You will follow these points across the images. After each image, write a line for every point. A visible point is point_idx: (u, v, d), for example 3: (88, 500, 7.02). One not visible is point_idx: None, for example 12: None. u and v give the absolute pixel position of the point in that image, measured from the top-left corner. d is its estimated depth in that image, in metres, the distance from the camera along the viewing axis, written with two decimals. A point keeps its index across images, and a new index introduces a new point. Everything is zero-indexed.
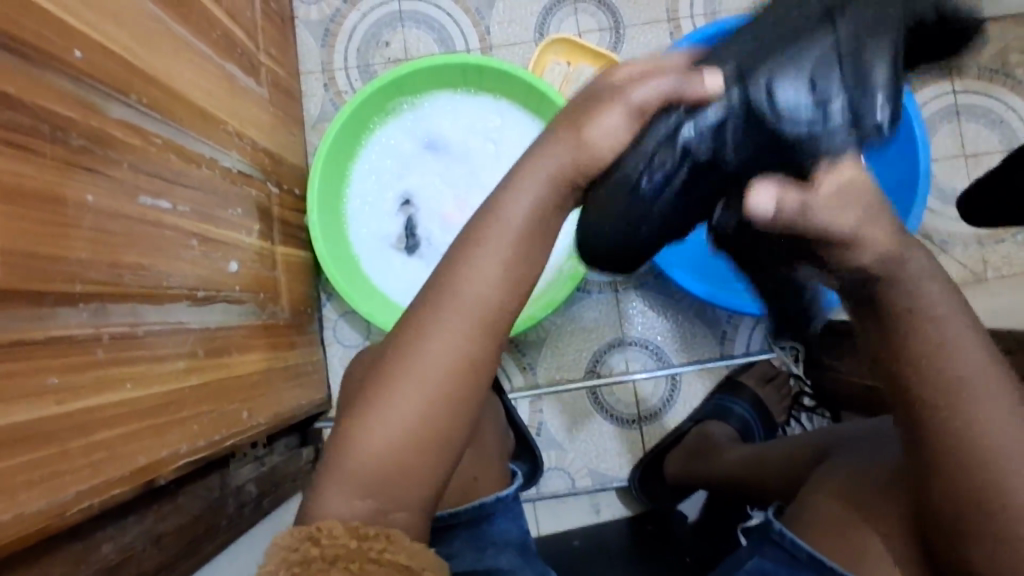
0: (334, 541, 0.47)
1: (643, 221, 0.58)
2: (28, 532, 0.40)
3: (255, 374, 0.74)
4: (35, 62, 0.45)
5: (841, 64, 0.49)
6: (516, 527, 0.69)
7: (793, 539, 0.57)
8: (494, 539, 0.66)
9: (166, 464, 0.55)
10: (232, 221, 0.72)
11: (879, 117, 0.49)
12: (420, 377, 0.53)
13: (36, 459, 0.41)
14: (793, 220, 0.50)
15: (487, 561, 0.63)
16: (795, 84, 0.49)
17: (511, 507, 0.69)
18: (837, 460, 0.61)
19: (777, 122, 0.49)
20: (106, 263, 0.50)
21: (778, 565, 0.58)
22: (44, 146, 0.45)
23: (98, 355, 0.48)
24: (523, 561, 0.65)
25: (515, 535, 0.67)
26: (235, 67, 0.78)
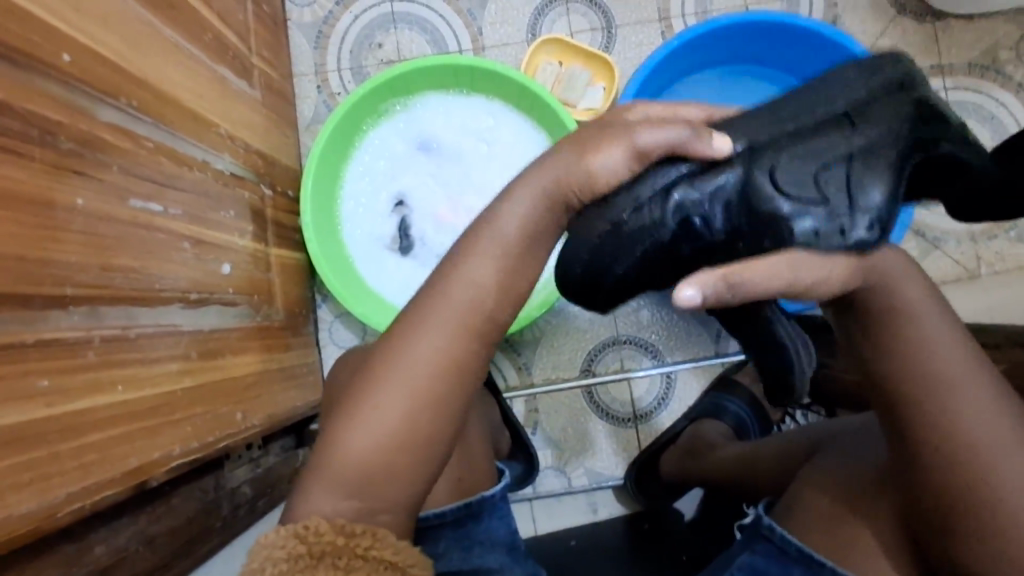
0: (321, 537, 0.47)
1: (612, 262, 0.49)
2: (18, 534, 0.40)
3: (249, 376, 0.74)
4: (25, 66, 0.45)
5: (847, 164, 0.44)
6: (507, 526, 0.69)
7: (784, 535, 0.57)
8: (486, 537, 0.67)
9: (159, 466, 0.55)
10: (224, 223, 0.73)
11: (869, 225, 0.43)
12: (411, 377, 0.53)
13: (27, 461, 0.41)
14: (722, 297, 0.45)
15: (475, 560, 0.65)
16: (802, 164, 0.44)
17: (499, 506, 0.69)
18: (827, 457, 0.62)
19: (775, 204, 0.44)
20: (98, 265, 0.51)
21: (769, 560, 0.57)
22: (32, 150, 0.45)
23: (89, 357, 0.48)
24: (511, 560, 0.67)
25: (503, 534, 0.69)
26: (226, 70, 0.78)
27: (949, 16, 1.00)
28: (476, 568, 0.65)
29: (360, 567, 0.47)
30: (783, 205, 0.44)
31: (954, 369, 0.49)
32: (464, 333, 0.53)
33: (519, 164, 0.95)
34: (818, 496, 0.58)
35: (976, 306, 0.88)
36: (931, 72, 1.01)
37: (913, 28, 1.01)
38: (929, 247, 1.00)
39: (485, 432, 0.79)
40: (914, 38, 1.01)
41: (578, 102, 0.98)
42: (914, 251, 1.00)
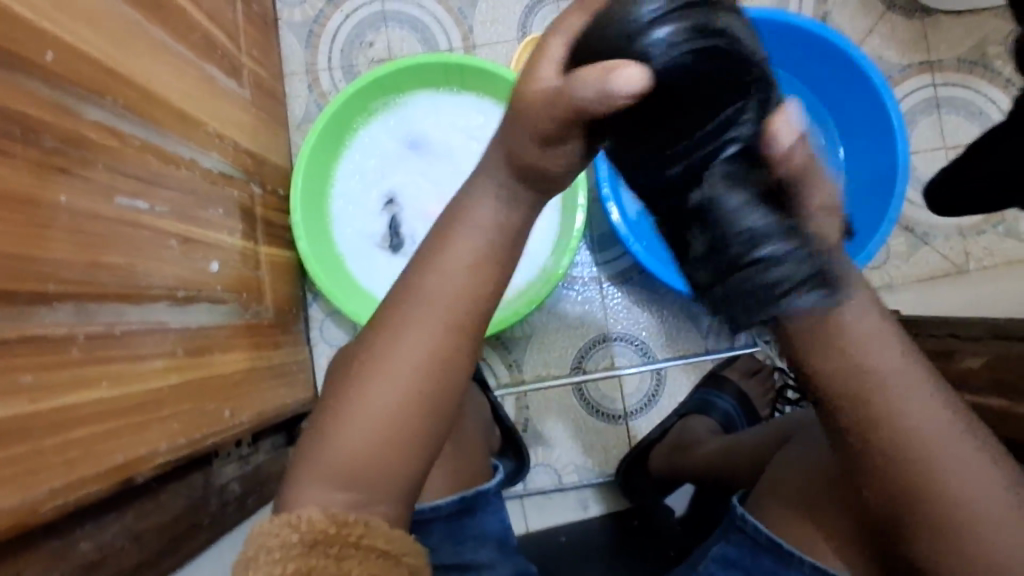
0: (314, 526, 0.48)
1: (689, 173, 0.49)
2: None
3: (238, 374, 0.74)
4: (8, 64, 0.46)
5: (733, 204, 0.43)
6: (499, 521, 0.70)
7: (755, 525, 0.59)
8: (479, 531, 0.67)
9: (144, 462, 0.55)
10: (213, 221, 0.73)
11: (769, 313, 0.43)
12: (381, 371, 0.52)
13: (10, 455, 0.42)
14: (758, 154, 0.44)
15: (467, 554, 0.65)
16: (732, 194, 0.43)
17: (492, 501, 0.70)
18: (802, 447, 0.62)
19: (736, 222, 0.43)
20: (82, 262, 0.51)
21: (741, 550, 0.60)
22: (15, 148, 0.45)
23: (73, 354, 0.49)
24: (502, 555, 0.67)
25: (495, 529, 0.69)
26: (214, 68, 0.78)
27: (937, 12, 1.01)
28: (468, 563, 0.65)
29: (354, 555, 0.47)
30: (761, 249, 0.42)
31: (915, 370, 0.48)
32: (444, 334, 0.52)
33: None
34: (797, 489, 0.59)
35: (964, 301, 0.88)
36: (920, 68, 1.01)
37: (902, 25, 1.02)
38: (918, 243, 1.01)
39: (476, 430, 0.80)
40: (903, 34, 1.02)
41: None
42: (903, 247, 1.01)
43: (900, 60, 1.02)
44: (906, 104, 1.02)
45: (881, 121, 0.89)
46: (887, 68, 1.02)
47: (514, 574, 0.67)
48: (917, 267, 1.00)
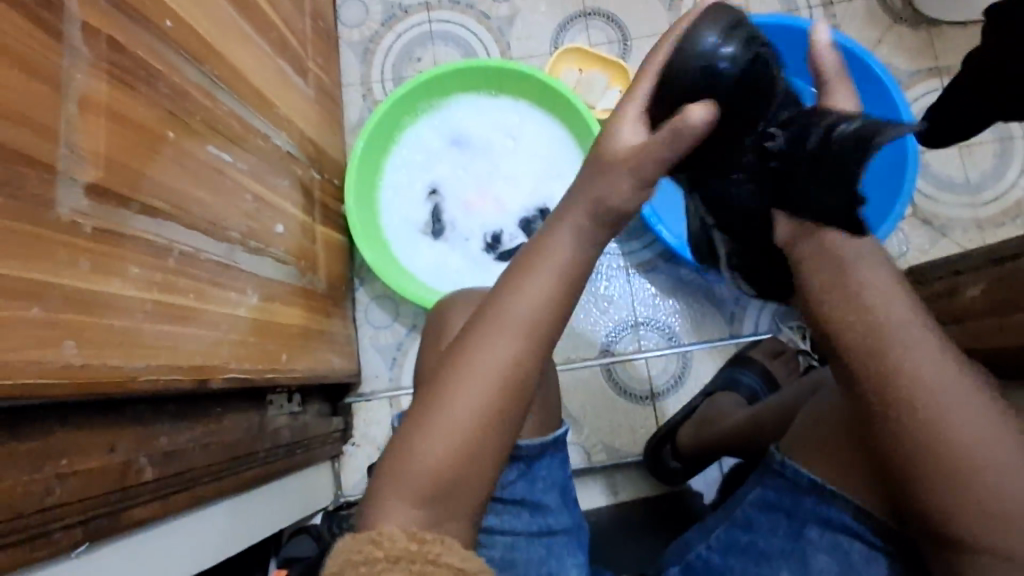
0: (394, 543, 0.50)
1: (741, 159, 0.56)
2: (110, 385, 0.47)
3: (294, 328, 0.82)
4: (138, 21, 0.56)
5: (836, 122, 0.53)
6: (564, 469, 0.73)
7: (796, 468, 0.61)
8: (547, 475, 0.70)
9: (218, 373, 0.62)
10: (280, 190, 0.82)
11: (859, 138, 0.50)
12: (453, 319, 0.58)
13: (121, 327, 0.49)
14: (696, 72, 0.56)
15: (538, 495, 0.70)
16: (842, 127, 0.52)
17: (562, 450, 0.73)
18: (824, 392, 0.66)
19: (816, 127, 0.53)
20: (179, 191, 0.60)
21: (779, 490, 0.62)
22: (139, 87, 0.55)
23: (169, 263, 0.57)
24: (561, 503, 0.71)
25: (559, 478, 0.72)
26: (287, 65, 0.90)
27: (942, 23, 1.08)
28: (537, 502, 0.69)
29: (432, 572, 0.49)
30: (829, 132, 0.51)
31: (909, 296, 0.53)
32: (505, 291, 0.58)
33: (541, 158, 1.05)
34: (820, 422, 0.62)
35: None
36: (929, 74, 1.08)
37: (909, 35, 1.09)
38: (937, 234, 1.04)
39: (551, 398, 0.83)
40: (911, 43, 1.09)
41: (597, 103, 1.08)
42: (923, 239, 1.04)
43: (909, 66, 1.09)
44: (918, 106, 1.08)
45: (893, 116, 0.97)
46: (897, 74, 1.09)
47: (570, 524, 0.71)
48: (938, 257, 1.03)
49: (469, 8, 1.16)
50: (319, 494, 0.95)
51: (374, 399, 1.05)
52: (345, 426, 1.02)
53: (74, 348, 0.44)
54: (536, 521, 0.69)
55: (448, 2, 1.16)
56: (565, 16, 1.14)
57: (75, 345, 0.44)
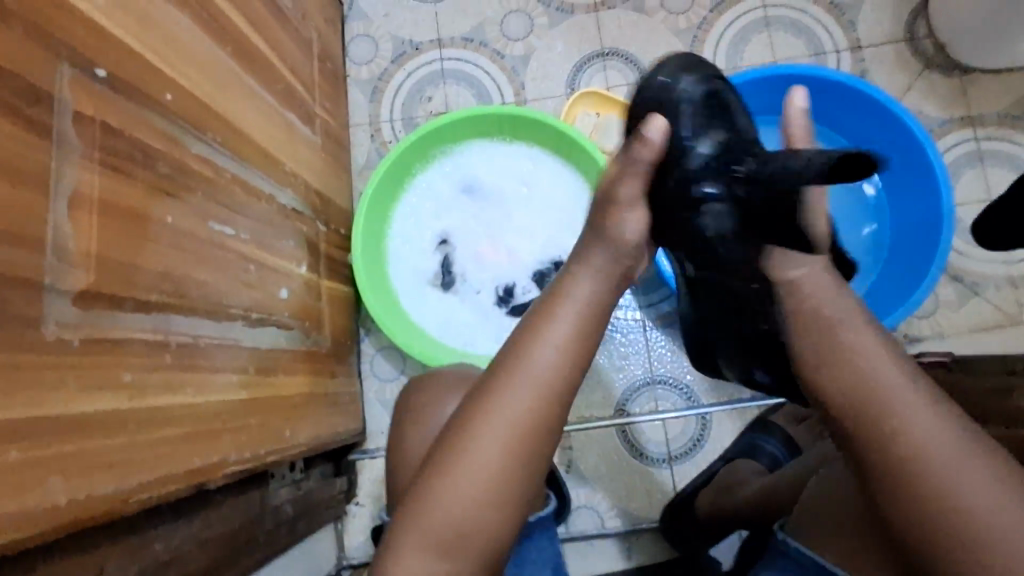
0: None
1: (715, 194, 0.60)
2: (96, 513, 0.43)
3: (298, 396, 0.78)
4: (134, 100, 0.52)
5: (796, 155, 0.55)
6: (555, 547, 0.70)
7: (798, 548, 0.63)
8: (537, 555, 0.68)
9: (216, 469, 0.58)
10: (285, 252, 0.78)
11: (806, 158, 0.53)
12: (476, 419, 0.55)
13: (110, 445, 0.45)
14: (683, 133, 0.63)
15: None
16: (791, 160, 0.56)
17: (548, 526, 0.70)
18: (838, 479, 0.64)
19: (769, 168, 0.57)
20: (176, 278, 0.56)
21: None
22: (136, 171, 0.51)
23: (165, 359, 0.53)
24: None
25: (550, 554, 0.69)
26: (293, 115, 0.86)
27: (976, 70, 1.04)
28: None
29: None
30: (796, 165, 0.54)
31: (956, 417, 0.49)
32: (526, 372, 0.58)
33: (556, 207, 1.01)
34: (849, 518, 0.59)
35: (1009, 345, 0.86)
36: (961, 123, 1.04)
37: (940, 82, 1.05)
38: (968, 292, 0.99)
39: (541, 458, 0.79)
40: (942, 90, 1.05)
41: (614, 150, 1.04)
42: (952, 297, 0.99)
43: (940, 115, 1.05)
44: (949, 157, 1.04)
45: (926, 171, 0.91)
46: (927, 122, 1.05)
47: None
48: (968, 317, 0.99)
49: (483, 46, 1.12)
50: (323, 562, 0.90)
51: (379, 457, 1.01)
52: (349, 485, 0.98)
53: (60, 483, 0.40)
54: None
55: (462, 40, 1.12)
56: (582, 56, 1.10)
57: (61, 480, 0.41)
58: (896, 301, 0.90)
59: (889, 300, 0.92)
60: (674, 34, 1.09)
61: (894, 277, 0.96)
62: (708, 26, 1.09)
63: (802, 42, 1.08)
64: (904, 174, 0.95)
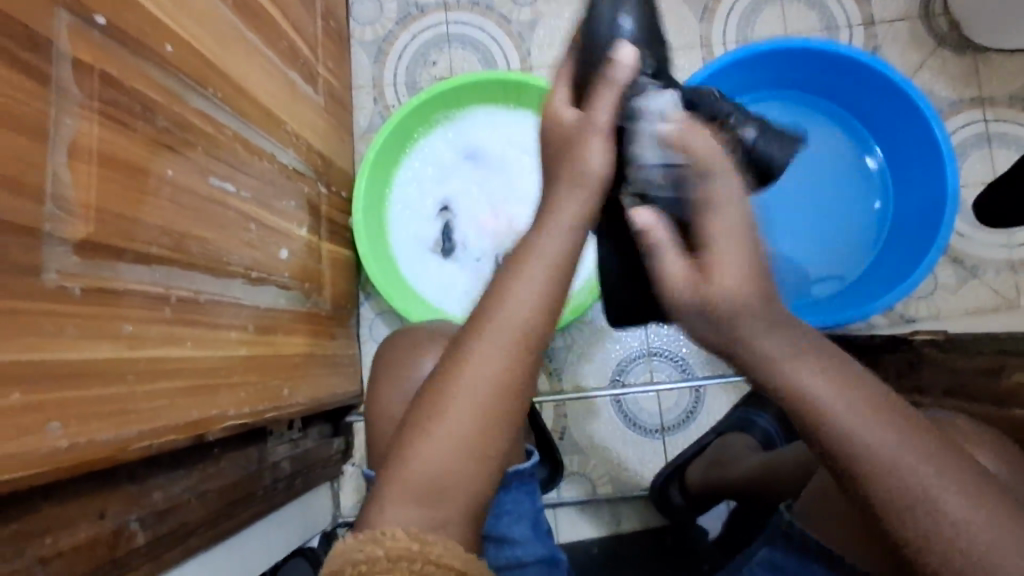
0: (396, 542, 0.45)
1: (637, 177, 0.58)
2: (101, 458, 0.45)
3: (297, 356, 0.79)
4: (133, 50, 0.52)
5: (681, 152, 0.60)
6: (533, 502, 0.69)
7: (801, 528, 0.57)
8: (515, 508, 0.66)
9: (215, 423, 0.59)
10: (286, 213, 0.78)
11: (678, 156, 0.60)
12: None
13: (107, 395, 0.46)
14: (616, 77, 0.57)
15: (502, 528, 0.64)
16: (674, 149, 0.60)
17: (528, 481, 0.69)
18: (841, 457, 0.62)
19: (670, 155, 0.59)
20: (177, 233, 0.56)
21: (787, 557, 0.58)
22: (135, 123, 0.51)
23: (165, 313, 0.54)
24: (534, 535, 0.66)
25: (529, 509, 0.67)
26: (296, 74, 0.84)
27: (989, 50, 1.02)
28: (503, 537, 0.64)
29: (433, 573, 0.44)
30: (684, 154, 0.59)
31: None
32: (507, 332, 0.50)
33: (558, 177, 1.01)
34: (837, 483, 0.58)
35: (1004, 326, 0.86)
36: (971, 104, 1.03)
37: (953, 61, 1.03)
38: (968, 275, 0.99)
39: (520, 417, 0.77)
40: (954, 69, 1.03)
41: None
42: (951, 279, 1.00)
43: (951, 95, 1.03)
44: (957, 138, 1.03)
45: (932, 152, 0.90)
46: (937, 102, 1.03)
47: (546, 558, 0.65)
48: (966, 300, 0.99)
49: (489, 10, 1.10)
50: (320, 519, 0.92)
51: None
52: (346, 446, 1.00)
53: (59, 428, 0.42)
54: (504, 556, 0.63)
55: (468, 2, 1.10)
56: None
57: (59, 425, 0.42)
58: (894, 280, 0.91)
59: (886, 280, 0.92)
60: (685, 4, 1.07)
61: (893, 256, 0.96)
62: None
63: (815, 16, 1.06)
64: (911, 153, 0.94)
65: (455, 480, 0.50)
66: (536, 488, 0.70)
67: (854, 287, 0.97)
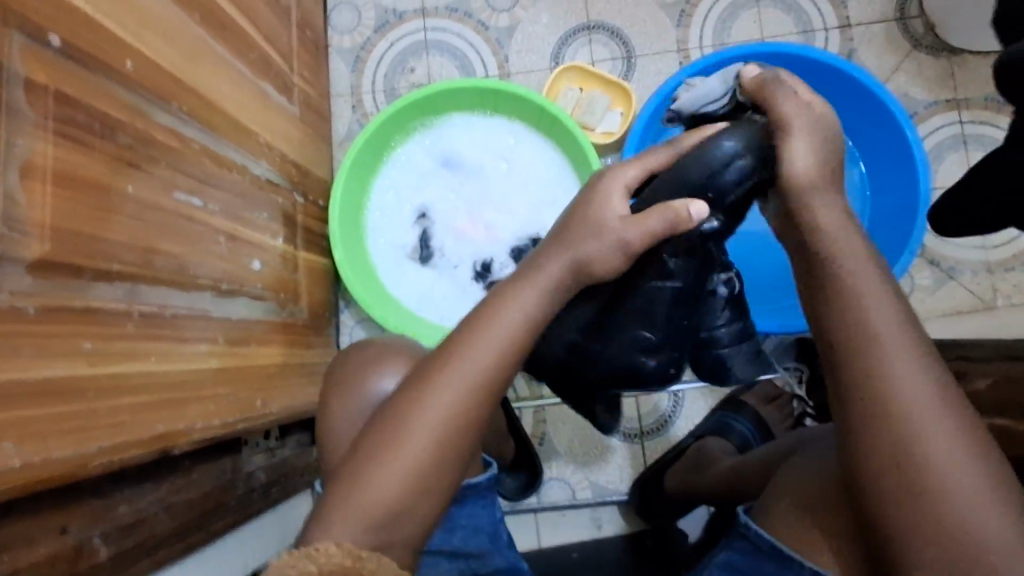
0: (330, 557, 0.45)
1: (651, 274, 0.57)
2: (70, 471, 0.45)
3: (271, 367, 0.79)
4: (92, 68, 0.52)
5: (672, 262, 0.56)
6: (492, 514, 0.67)
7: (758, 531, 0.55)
8: (470, 522, 0.65)
9: (183, 436, 0.59)
10: (259, 224, 0.78)
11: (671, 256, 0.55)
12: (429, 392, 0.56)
13: (67, 411, 0.47)
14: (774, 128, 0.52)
15: (457, 542, 0.65)
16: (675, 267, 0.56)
17: (484, 495, 0.66)
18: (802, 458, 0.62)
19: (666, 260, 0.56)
20: (141, 248, 0.56)
21: (746, 559, 0.56)
22: (95, 142, 0.51)
23: (128, 328, 0.54)
24: (493, 546, 0.66)
25: (487, 521, 0.66)
26: (269, 85, 0.85)
27: (964, 52, 1.02)
28: (458, 550, 0.65)
29: None
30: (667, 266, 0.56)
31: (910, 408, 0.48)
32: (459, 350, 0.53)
33: (534, 182, 1.01)
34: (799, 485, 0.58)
35: (977, 328, 0.87)
36: (947, 105, 1.03)
37: (929, 63, 1.04)
38: (944, 276, 1.00)
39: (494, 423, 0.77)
40: (930, 72, 1.04)
41: (597, 127, 1.02)
42: (928, 281, 1.00)
43: (927, 97, 1.04)
44: (933, 140, 1.03)
45: (905, 155, 0.90)
46: (912, 104, 1.04)
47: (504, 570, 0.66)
48: (942, 301, 0.99)
49: (467, 17, 1.10)
50: (300, 527, 0.93)
51: None
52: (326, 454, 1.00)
53: (13, 447, 0.42)
54: (459, 569, 0.65)
55: (446, 9, 1.10)
56: (567, 30, 1.09)
57: (15, 444, 0.42)
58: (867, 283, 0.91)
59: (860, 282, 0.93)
60: (661, 9, 1.08)
61: (867, 260, 0.96)
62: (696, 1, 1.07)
63: (791, 19, 1.06)
64: (884, 156, 0.95)
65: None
66: (496, 498, 0.68)
67: None
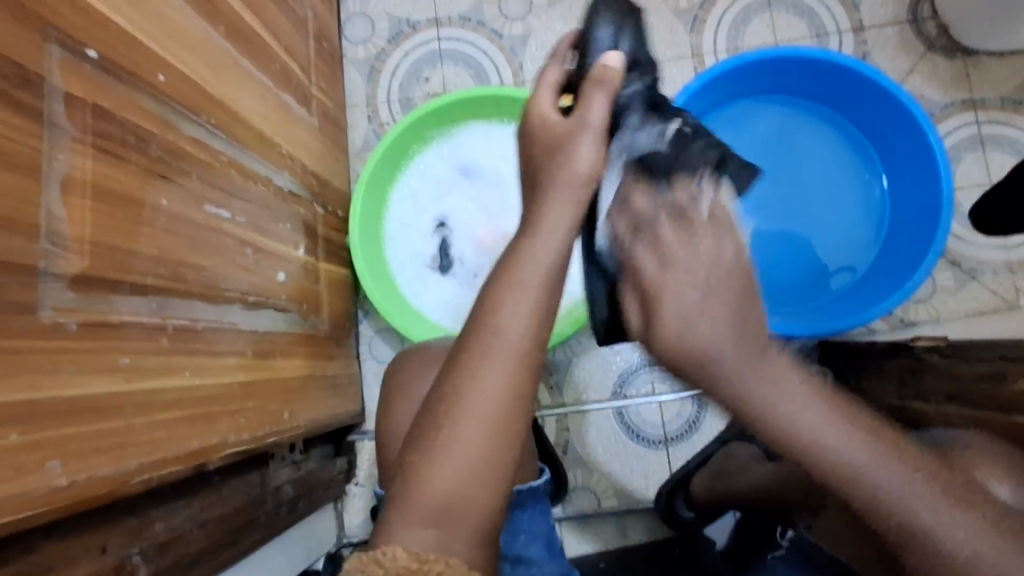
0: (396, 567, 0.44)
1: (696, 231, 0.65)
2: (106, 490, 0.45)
3: (296, 379, 0.78)
4: (125, 82, 0.52)
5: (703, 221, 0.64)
6: (548, 521, 0.69)
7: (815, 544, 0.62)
8: (530, 526, 0.67)
9: (214, 451, 0.59)
10: (282, 235, 0.78)
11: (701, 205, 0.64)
12: None
13: (106, 429, 0.46)
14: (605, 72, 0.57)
15: (518, 548, 0.65)
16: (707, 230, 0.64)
17: (541, 499, 0.69)
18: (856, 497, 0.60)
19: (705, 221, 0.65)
20: (173, 262, 0.56)
21: None
22: (129, 155, 0.51)
23: (162, 343, 0.54)
24: (548, 554, 0.66)
25: (544, 528, 0.68)
26: (290, 97, 0.85)
27: (979, 52, 1.03)
28: (519, 556, 0.65)
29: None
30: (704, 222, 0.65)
31: None
32: (500, 347, 0.50)
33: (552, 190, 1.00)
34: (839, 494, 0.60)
35: (1005, 327, 0.86)
36: (963, 106, 1.03)
37: (943, 64, 1.04)
38: (966, 277, 0.99)
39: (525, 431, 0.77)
40: (945, 73, 1.04)
41: None
42: (949, 282, 1.00)
43: (942, 98, 1.04)
44: (950, 141, 1.03)
45: (925, 155, 0.90)
46: (928, 106, 1.04)
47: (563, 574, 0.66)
48: (965, 302, 0.99)
49: (481, 26, 1.10)
50: (324, 541, 0.92)
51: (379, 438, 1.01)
52: (349, 466, 0.99)
53: (58, 466, 0.42)
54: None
55: (459, 19, 1.11)
56: None
57: (59, 463, 0.42)
58: (891, 285, 0.90)
59: (884, 284, 0.92)
60: (675, 15, 1.08)
61: (890, 261, 0.96)
62: (709, 6, 1.07)
63: (804, 23, 1.06)
64: (904, 156, 0.95)
65: (467, 503, 0.49)
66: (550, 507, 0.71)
67: (853, 293, 0.97)
